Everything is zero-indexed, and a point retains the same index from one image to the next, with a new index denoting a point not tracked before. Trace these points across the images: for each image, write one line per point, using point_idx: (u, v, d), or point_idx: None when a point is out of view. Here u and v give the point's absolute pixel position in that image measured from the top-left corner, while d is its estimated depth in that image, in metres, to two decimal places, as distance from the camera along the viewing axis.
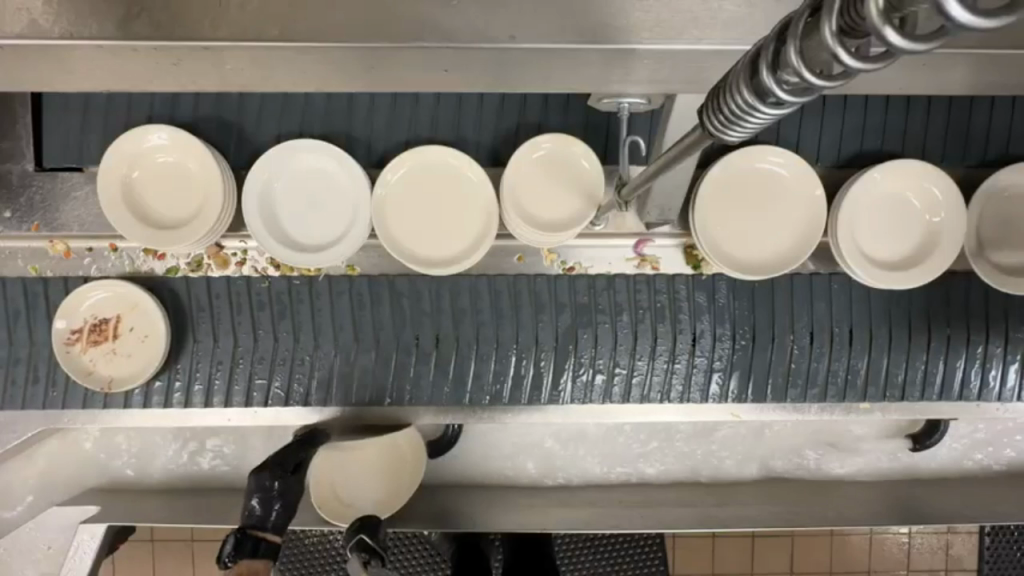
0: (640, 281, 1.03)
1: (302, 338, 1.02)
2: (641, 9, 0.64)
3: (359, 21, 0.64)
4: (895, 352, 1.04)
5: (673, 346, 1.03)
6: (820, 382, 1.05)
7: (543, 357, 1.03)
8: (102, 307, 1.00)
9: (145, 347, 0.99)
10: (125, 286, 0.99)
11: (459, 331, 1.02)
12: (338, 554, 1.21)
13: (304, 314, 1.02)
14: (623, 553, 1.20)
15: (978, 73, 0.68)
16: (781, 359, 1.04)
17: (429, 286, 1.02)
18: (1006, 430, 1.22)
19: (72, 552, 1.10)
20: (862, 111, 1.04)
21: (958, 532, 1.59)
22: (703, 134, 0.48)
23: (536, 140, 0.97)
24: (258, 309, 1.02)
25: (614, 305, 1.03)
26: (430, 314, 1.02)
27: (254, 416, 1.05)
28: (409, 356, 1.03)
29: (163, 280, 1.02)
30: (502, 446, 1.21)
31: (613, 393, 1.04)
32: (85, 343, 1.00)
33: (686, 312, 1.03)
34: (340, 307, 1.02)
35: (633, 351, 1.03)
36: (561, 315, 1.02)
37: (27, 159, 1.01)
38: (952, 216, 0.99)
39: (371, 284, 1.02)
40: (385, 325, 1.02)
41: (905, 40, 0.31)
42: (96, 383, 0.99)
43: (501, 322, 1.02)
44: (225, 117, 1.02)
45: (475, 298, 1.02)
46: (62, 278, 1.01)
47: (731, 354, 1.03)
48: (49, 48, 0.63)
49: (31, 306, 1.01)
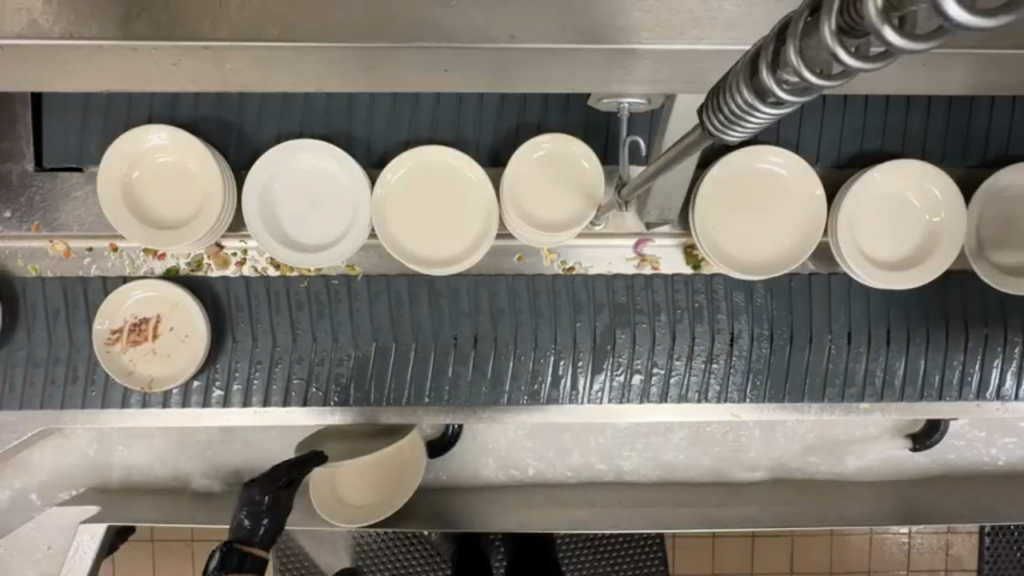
0: (678, 281, 1.03)
1: (341, 338, 1.02)
2: (641, 9, 0.64)
3: (359, 21, 0.64)
4: (933, 353, 1.04)
5: (711, 347, 1.03)
6: (859, 382, 1.05)
7: (582, 357, 1.02)
8: (143, 307, 1.00)
9: (186, 347, 0.99)
10: (166, 285, 0.99)
11: (498, 331, 1.02)
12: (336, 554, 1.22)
13: (344, 314, 1.02)
14: (623, 553, 1.20)
15: (977, 73, 0.68)
16: (818, 359, 1.04)
17: (467, 285, 1.02)
18: (1006, 430, 1.23)
19: (72, 552, 1.09)
20: (862, 111, 1.04)
21: (958, 532, 1.59)
22: (704, 134, 0.48)
23: (536, 140, 0.98)
24: (297, 309, 1.01)
25: (653, 305, 1.02)
26: (468, 314, 1.02)
27: (255, 416, 1.05)
28: (447, 356, 1.02)
29: (204, 280, 1.01)
30: (503, 447, 1.21)
31: (651, 392, 1.04)
32: (125, 342, 0.99)
33: (724, 312, 1.02)
34: (379, 307, 1.02)
35: (671, 352, 1.02)
36: (599, 315, 1.02)
37: (27, 159, 1.01)
38: (951, 216, 0.99)
39: (409, 284, 1.01)
40: (423, 325, 1.02)
41: (905, 40, 0.31)
42: (136, 383, 0.98)
43: (540, 322, 1.02)
44: (225, 117, 1.02)
45: (514, 297, 1.02)
46: (101, 279, 1.01)
47: (769, 354, 1.03)
48: (49, 48, 0.63)
49: (71, 305, 1.01)
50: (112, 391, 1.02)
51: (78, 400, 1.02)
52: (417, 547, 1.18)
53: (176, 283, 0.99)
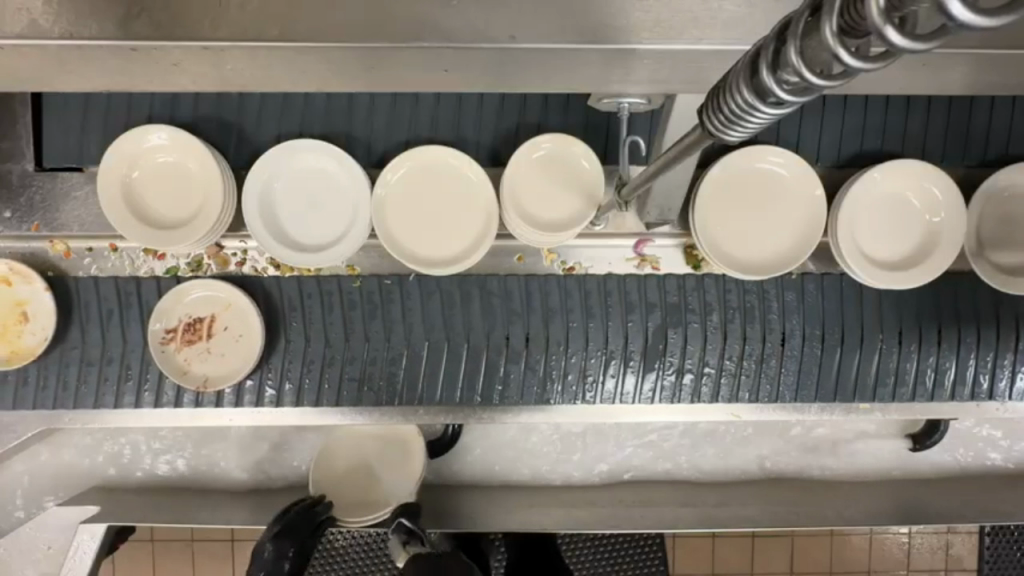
0: (730, 281, 1.02)
1: (394, 338, 1.02)
2: (641, 9, 0.64)
3: (359, 21, 0.64)
4: (983, 352, 1.04)
5: (764, 348, 1.02)
6: (910, 381, 1.05)
7: (633, 357, 1.02)
8: (197, 307, 1.01)
9: (241, 346, 1.00)
10: (220, 286, 1.00)
11: (550, 331, 1.02)
12: (337, 554, 1.18)
13: (396, 313, 1.02)
14: (623, 552, 1.20)
15: (977, 73, 0.68)
16: (869, 360, 1.04)
17: (519, 285, 1.02)
18: (1006, 430, 1.23)
19: (72, 552, 1.10)
20: (862, 111, 1.04)
21: (958, 532, 1.59)
22: (704, 134, 0.48)
23: (536, 140, 0.98)
24: (350, 308, 1.01)
25: (704, 305, 1.02)
26: (520, 313, 1.02)
27: (252, 415, 1.04)
28: (499, 356, 1.02)
29: (258, 279, 1.01)
30: (507, 447, 1.21)
31: (702, 392, 1.04)
32: (179, 342, 1.00)
33: (775, 312, 1.03)
34: (431, 306, 1.01)
35: (722, 353, 1.02)
36: (650, 315, 1.02)
37: (27, 159, 1.01)
38: (951, 216, 0.99)
39: (462, 284, 1.02)
40: (475, 325, 1.02)
41: (906, 40, 0.31)
42: (191, 383, 0.99)
43: (591, 322, 1.02)
44: (225, 117, 1.02)
45: (567, 297, 1.02)
46: (154, 279, 1.01)
47: (821, 353, 1.03)
48: (48, 48, 0.63)
49: (124, 305, 1.01)
50: (115, 392, 1.01)
51: (79, 400, 1.01)
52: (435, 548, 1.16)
53: (232, 283, 1.00)
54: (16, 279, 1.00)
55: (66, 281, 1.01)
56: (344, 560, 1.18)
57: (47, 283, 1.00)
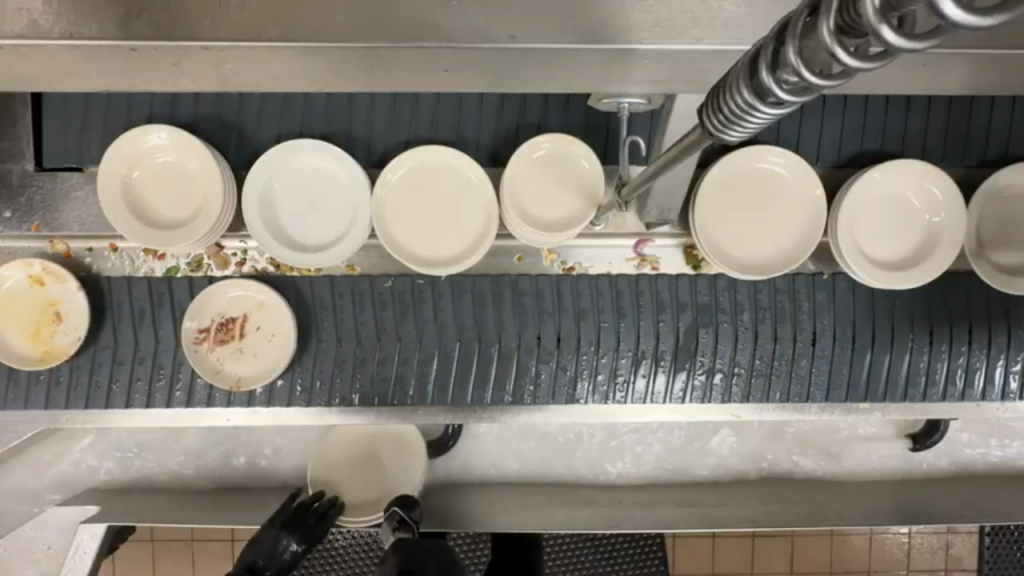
0: (762, 282, 1.02)
1: (426, 338, 1.01)
2: (641, 9, 0.64)
3: (359, 21, 0.64)
4: (1013, 351, 1.04)
5: (795, 348, 1.02)
6: (941, 381, 1.05)
7: (664, 357, 1.02)
8: (230, 307, 1.01)
9: (274, 346, 1.00)
10: (253, 286, 1.00)
11: (581, 331, 1.01)
12: (337, 555, 1.19)
13: (427, 314, 1.02)
14: (623, 553, 1.20)
15: (975, 73, 0.68)
16: (900, 361, 1.04)
17: (550, 285, 1.02)
18: (1006, 430, 1.23)
19: (72, 552, 1.10)
20: (862, 111, 1.04)
21: (958, 532, 1.59)
22: (704, 134, 0.48)
23: (536, 140, 0.98)
24: (382, 308, 1.01)
25: (735, 304, 1.02)
26: (552, 313, 1.02)
27: (252, 416, 1.04)
28: (530, 356, 1.02)
29: (292, 280, 1.01)
30: (509, 447, 1.21)
31: (733, 392, 1.03)
32: (211, 342, 1.00)
33: (806, 312, 1.03)
34: (463, 306, 1.01)
35: (753, 353, 1.02)
36: (681, 315, 1.02)
37: (27, 159, 1.01)
38: (951, 216, 0.99)
39: (493, 284, 1.02)
40: (506, 325, 1.01)
41: (904, 40, 0.31)
42: (225, 382, 0.99)
43: (623, 322, 1.01)
44: (225, 117, 1.02)
45: (598, 297, 1.02)
46: (186, 279, 1.01)
47: (852, 353, 1.03)
48: (48, 48, 0.63)
49: (156, 305, 1.01)
50: (115, 391, 1.01)
51: (79, 401, 1.01)
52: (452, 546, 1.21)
53: (265, 283, 1.00)
54: (49, 279, 1.00)
55: (99, 281, 1.01)
56: (344, 560, 1.18)
57: (80, 282, 0.99)
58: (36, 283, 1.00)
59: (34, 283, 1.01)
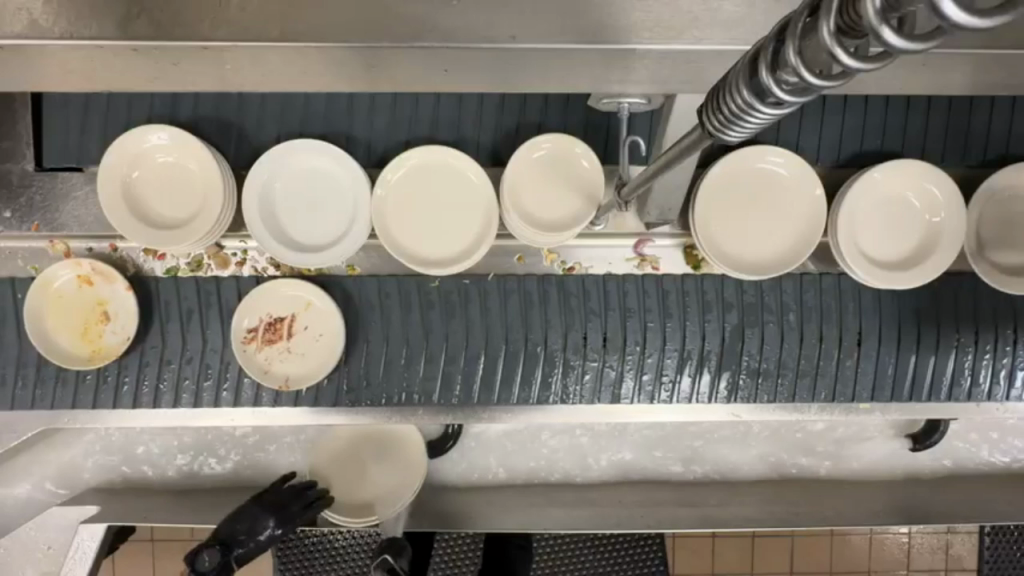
0: (807, 282, 1.03)
1: (473, 338, 1.01)
2: (641, 9, 0.64)
3: (359, 21, 0.64)
4: None
5: (841, 348, 1.03)
6: (984, 382, 1.04)
7: (709, 358, 1.02)
8: (279, 306, 1.00)
9: (322, 346, 1.00)
10: (299, 285, 0.99)
11: (627, 330, 1.01)
12: (338, 555, 1.19)
13: (474, 313, 1.01)
14: (624, 553, 1.21)
15: (973, 73, 0.68)
16: (945, 361, 1.04)
17: (597, 285, 1.02)
18: (1006, 430, 1.22)
19: (72, 552, 1.10)
20: (862, 111, 1.04)
21: (958, 532, 1.59)
22: (703, 134, 0.48)
23: (536, 140, 0.98)
24: (428, 309, 1.01)
25: (781, 305, 1.02)
26: (598, 313, 1.01)
27: (252, 416, 1.04)
28: (577, 356, 1.02)
29: (338, 279, 1.01)
30: (510, 448, 1.21)
31: (779, 392, 1.03)
32: (259, 342, 1.00)
33: (852, 311, 1.03)
34: (511, 307, 1.01)
35: (800, 353, 1.02)
36: (728, 314, 1.02)
37: (27, 159, 1.01)
38: (952, 217, 0.99)
39: (539, 284, 1.02)
40: (553, 324, 1.01)
41: (904, 41, 0.31)
42: (273, 382, 0.99)
43: (669, 322, 1.01)
44: (224, 117, 1.02)
45: (644, 297, 1.02)
46: (233, 279, 1.01)
47: (898, 353, 1.03)
48: (47, 48, 0.63)
49: (204, 306, 1.01)
50: (117, 392, 1.01)
51: (79, 401, 1.01)
52: (455, 545, 1.22)
53: (312, 283, 1.00)
54: (98, 279, 1.00)
55: (147, 282, 1.01)
56: (343, 560, 1.19)
57: (129, 283, 0.99)
58: (83, 283, 1.00)
59: (81, 283, 1.00)
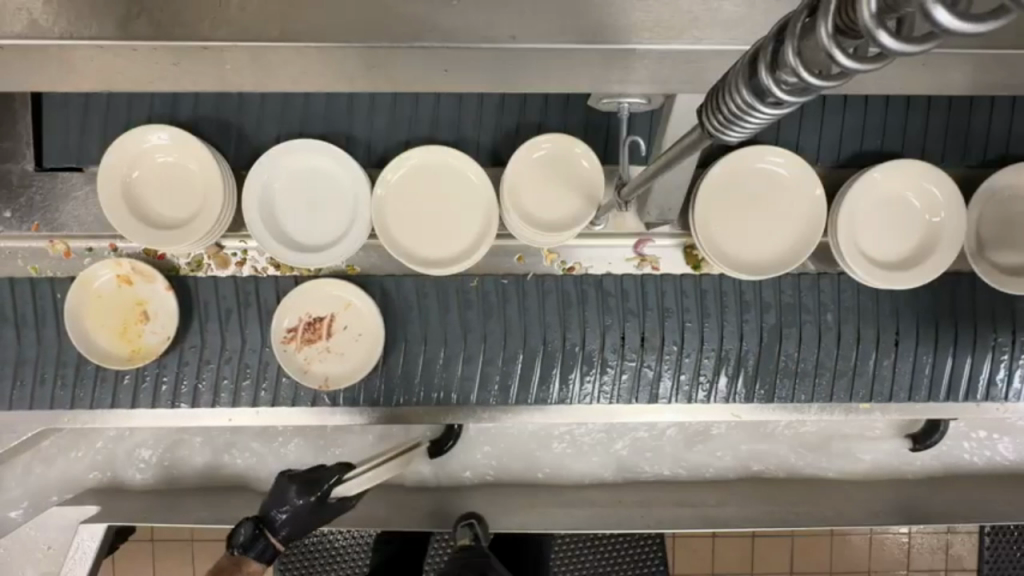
0: (845, 282, 1.03)
1: (513, 339, 1.01)
2: (641, 9, 0.64)
3: (359, 21, 0.64)
4: None
5: (879, 348, 1.03)
6: (1017, 383, 1.04)
7: (747, 359, 1.02)
8: (318, 306, 1.00)
9: (362, 346, 1.00)
10: (336, 285, 0.99)
11: (665, 329, 1.02)
12: (337, 554, 1.19)
13: (512, 313, 1.02)
14: (623, 552, 1.21)
15: (969, 72, 0.68)
16: (982, 361, 1.04)
17: (635, 284, 1.02)
18: (1006, 430, 1.22)
19: (72, 552, 1.10)
20: (862, 111, 1.04)
21: (958, 532, 1.59)
22: (703, 134, 0.48)
23: (536, 140, 0.98)
24: (466, 308, 1.01)
25: (819, 304, 1.03)
26: (636, 313, 1.02)
27: (253, 416, 1.05)
28: (616, 356, 1.02)
29: (375, 278, 1.02)
30: (511, 448, 1.21)
31: (818, 392, 1.04)
32: (299, 342, 1.00)
33: (888, 311, 1.03)
34: (549, 306, 1.02)
35: (838, 353, 1.03)
36: (767, 314, 1.02)
37: (27, 159, 1.01)
38: (952, 216, 0.99)
39: (578, 284, 1.02)
40: (592, 324, 1.02)
41: (899, 44, 0.31)
42: (312, 381, 0.99)
43: (706, 322, 1.02)
44: (224, 117, 1.02)
45: (681, 296, 1.02)
46: (272, 279, 1.02)
47: (936, 355, 1.03)
48: (48, 48, 0.64)
49: (242, 305, 1.01)
50: (118, 391, 1.01)
51: (78, 400, 1.01)
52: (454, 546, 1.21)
53: (352, 283, 1.00)
54: (137, 279, 1.00)
55: (185, 279, 1.01)
56: (343, 560, 1.20)
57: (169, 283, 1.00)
58: (122, 283, 1.00)
59: (121, 283, 1.00)
